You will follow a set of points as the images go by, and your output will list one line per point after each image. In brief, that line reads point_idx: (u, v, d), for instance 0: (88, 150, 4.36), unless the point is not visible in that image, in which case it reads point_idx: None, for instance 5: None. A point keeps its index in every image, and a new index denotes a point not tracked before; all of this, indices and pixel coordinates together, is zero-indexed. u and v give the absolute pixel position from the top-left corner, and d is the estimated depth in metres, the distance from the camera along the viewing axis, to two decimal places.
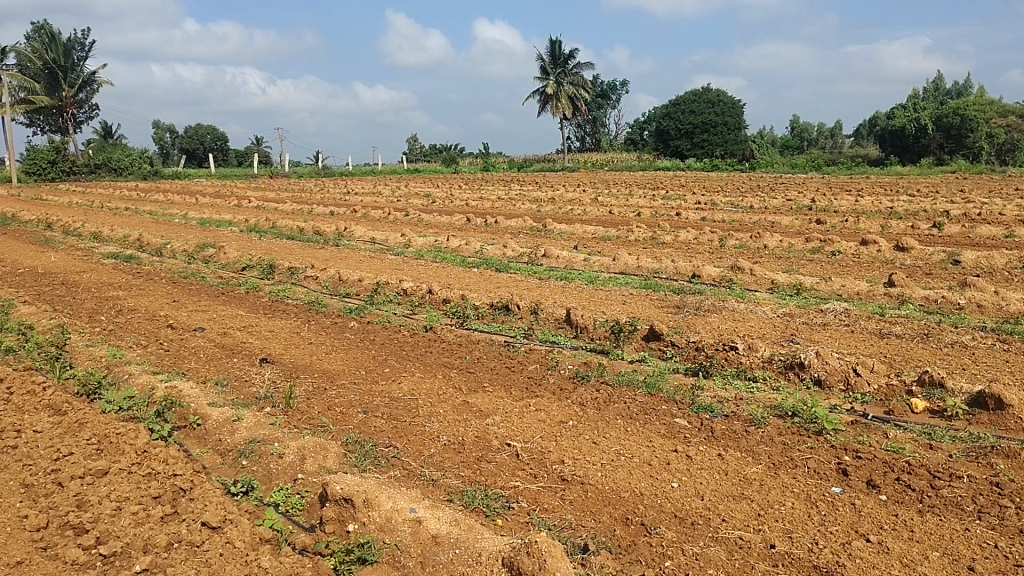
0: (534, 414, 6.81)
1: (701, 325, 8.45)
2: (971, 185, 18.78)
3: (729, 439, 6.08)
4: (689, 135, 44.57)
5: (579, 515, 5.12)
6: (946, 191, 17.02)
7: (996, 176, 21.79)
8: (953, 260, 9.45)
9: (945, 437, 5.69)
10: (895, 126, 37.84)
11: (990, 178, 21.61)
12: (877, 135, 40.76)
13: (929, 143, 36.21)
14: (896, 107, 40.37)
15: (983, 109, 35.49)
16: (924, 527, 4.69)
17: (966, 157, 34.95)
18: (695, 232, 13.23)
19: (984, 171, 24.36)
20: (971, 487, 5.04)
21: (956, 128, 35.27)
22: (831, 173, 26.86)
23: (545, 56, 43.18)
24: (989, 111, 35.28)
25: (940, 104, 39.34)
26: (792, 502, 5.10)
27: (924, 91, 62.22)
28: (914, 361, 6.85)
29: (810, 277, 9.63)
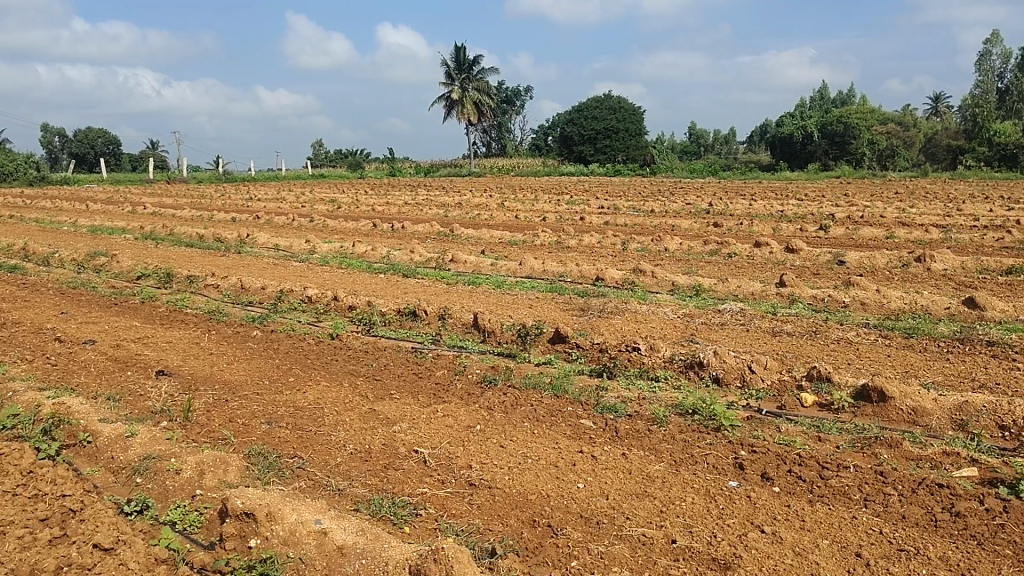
0: (442, 420, 6.78)
1: (605, 327, 8.61)
2: (855, 189, 19.74)
3: (632, 438, 6.21)
4: (592, 141, 45.31)
5: (486, 519, 5.13)
6: (833, 195, 17.88)
7: (876, 180, 22.99)
8: (838, 261, 9.91)
9: (832, 428, 5.94)
10: (784, 134, 39.51)
11: (872, 182, 22.80)
12: (769, 142, 42.40)
13: (816, 149, 37.99)
14: (784, 116, 42.24)
15: (865, 117, 37.42)
16: (813, 516, 4.90)
17: (849, 163, 36.76)
18: (598, 236, 13.47)
19: (865, 176, 25.67)
20: (857, 476, 5.25)
21: (839, 135, 37.00)
22: (726, 177, 27.83)
23: (449, 62, 43.17)
24: (869, 119, 37.21)
25: (826, 113, 41.31)
26: (692, 498, 5.25)
27: (811, 99, 65.21)
28: (803, 358, 7.14)
29: (709, 279, 9.95)
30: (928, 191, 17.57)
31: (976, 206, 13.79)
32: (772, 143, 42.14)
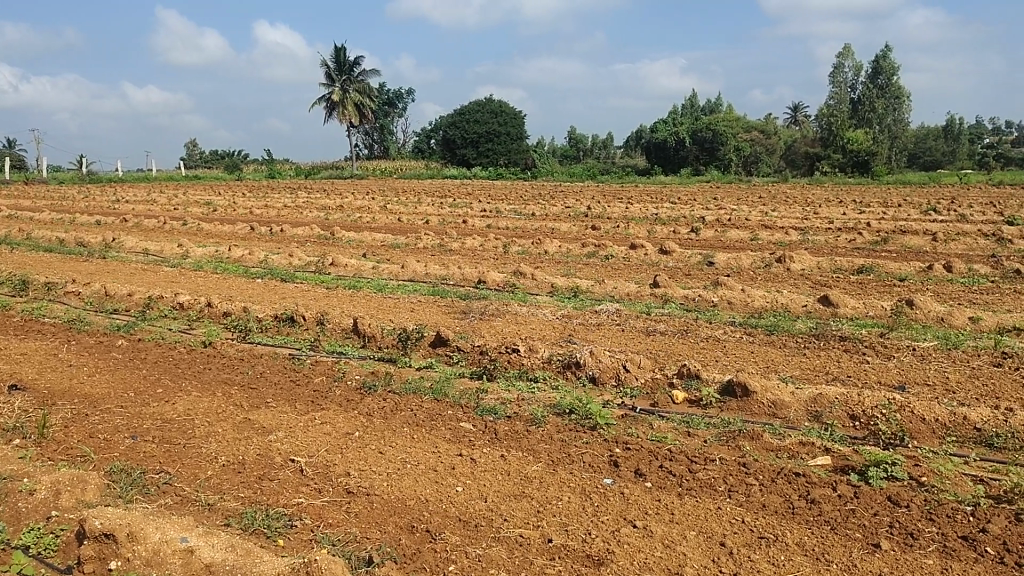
0: (319, 428, 6.61)
1: (485, 330, 8.64)
2: (724, 192, 20.68)
3: (510, 440, 6.24)
4: (475, 144, 45.48)
5: (363, 528, 5.03)
6: (704, 199, 18.64)
7: (742, 185, 24.15)
8: (708, 262, 10.31)
9: (700, 424, 6.15)
10: (658, 139, 40.91)
11: (738, 186, 23.95)
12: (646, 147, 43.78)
13: (688, 155, 39.49)
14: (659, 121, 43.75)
15: (732, 125, 39.23)
16: (682, 509, 5.05)
17: (718, 168, 38.46)
18: (480, 238, 13.51)
19: (733, 180, 26.93)
20: (723, 468, 5.45)
21: (709, 141, 38.64)
22: (604, 181, 28.57)
23: (328, 62, 42.38)
24: (736, 127, 39.05)
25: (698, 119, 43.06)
26: (568, 497, 5.32)
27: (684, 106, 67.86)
28: (674, 357, 7.38)
29: (586, 280, 10.15)
30: (789, 196, 18.60)
31: (832, 210, 14.68)
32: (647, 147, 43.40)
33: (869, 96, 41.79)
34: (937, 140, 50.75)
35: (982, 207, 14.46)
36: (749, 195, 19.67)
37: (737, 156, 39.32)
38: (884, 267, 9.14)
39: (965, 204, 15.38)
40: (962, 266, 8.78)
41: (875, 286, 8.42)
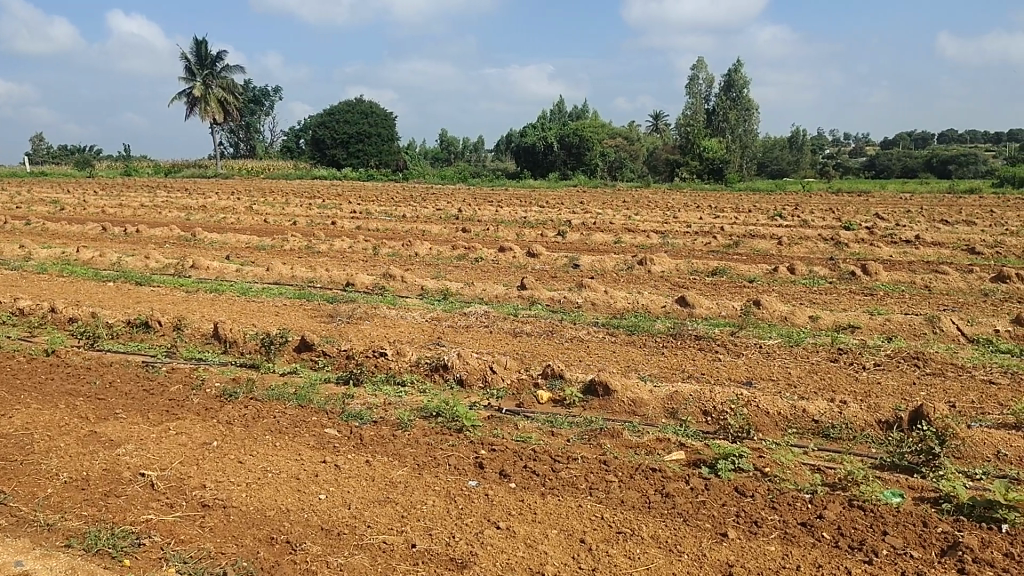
0: (173, 438, 6.27)
1: (352, 333, 8.48)
2: (590, 196, 21.24)
3: (376, 444, 6.14)
4: (345, 145, 44.69)
5: (218, 542, 4.80)
6: (570, 202, 19.07)
7: (607, 189, 24.85)
8: (574, 264, 10.54)
9: (564, 423, 6.25)
10: (527, 143, 41.58)
11: (604, 190, 24.68)
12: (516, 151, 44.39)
13: (556, 160, 40.29)
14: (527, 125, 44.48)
15: (597, 131, 40.38)
16: (545, 508, 5.10)
17: (584, 173, 39.51)
18: (349, 240, 13.26)
19: (598, 185, 27.73)
20: (584, 466, 5.55)
21: (576, 147, 39.64)
22: (475, 184, 28.77)
23: (189, 56, 40.56)
24: (600, 133, 40.21)
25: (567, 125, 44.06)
26: (433, 500, 5.28)
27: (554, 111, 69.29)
28: (540, 357, 7.48)
29: (456, 283, 10.14)
30: (651, 201, 19.30)
31: (689, 215, 15.34)
32: (516, 151, 43.85)
33: (723, 106, 43.95)
34: (785, 150, 54.06)
35: (823, 213, 15.49)
36: (612, 199, 20.25)
37: (603, 161, 40.47)
38: (736, 269, 9.61)
39: (808, 210, 16.43)
40: (804, 268, 9.36)
41: (727, 287, 8.84)
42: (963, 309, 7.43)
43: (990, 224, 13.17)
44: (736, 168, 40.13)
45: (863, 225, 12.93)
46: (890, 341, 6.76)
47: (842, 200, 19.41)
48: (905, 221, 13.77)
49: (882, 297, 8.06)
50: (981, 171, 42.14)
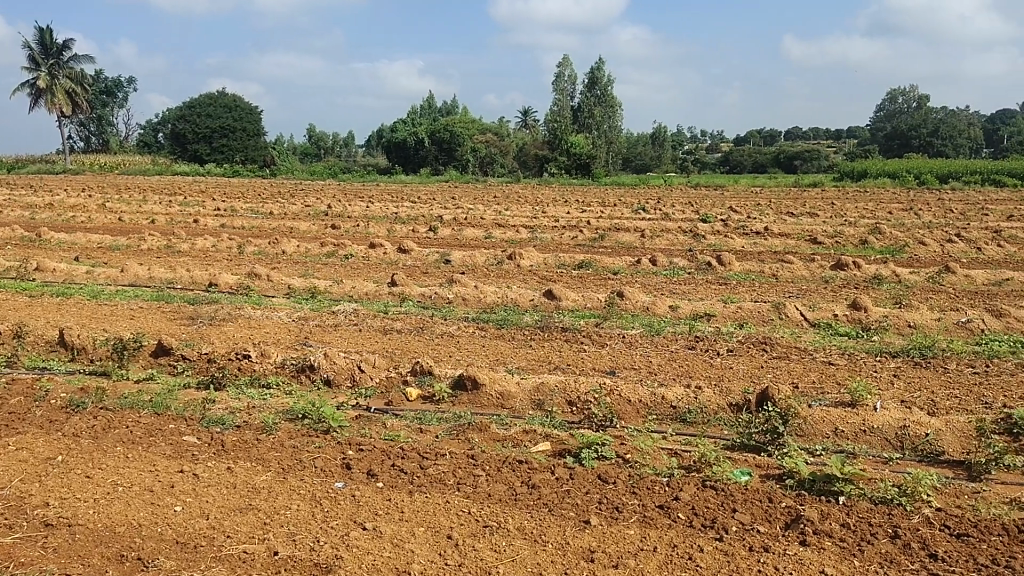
0: (13, 455, 5.80)
1: (214, 336, 8.11)
2: (462, 191, 21.26)
3: (238, 450, 5.89)
4: (208, 140, 42.93)
5: (62, 563, 4.47)
6: (442, 197, 19.02)
7: (477, 185, 24.91)
8: (445, 260, 10.49)
9: (432, 419, 6.19)
10: (397, 138, 41.19)
11: (476, 185, 24.76)
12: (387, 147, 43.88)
13: (427, 155, 40.15)
14: (397, 121, 44.13)
15: (467, 126, 40.47)
16: (412, 506, 5.02)
17: (456, 168, 39.57)
18: (212, 239, 12.70)
19: (470, 180, 27.80)
20: (452, 461, 5.51)
21: (447, 142, 39.65)
22: (345, 179, 28.24)
23: (31, 44, 37.79)
24: (470, 129, 40.33)
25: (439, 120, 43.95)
26: (297, 505, 5.11)
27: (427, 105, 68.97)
28: (410, 354, 7.39)
29: (324, 281, 9.89)
30: (522, 196, 19.52)
31: (557, 209, 15.59)
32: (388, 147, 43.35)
33: (589, 103, 45.01)
34: (652, 146, 55.98)
35: (683, 206, 16.09)
36: (483, 194, 20.34)
37: (474, 157, 40.60)
38: (601, 262, 9.83)
39: (670, 203, 17.06)
40: (665, 260, 9.69)
41: (592, 280, 9.03)
42: (807, 296, 7.88)
43: (831, 215, 14.08)
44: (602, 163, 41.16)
45: (719, 218, 13.51)
46: (742, 327, 7.09)
47: (702, 194, 20.28)
48: (757, 213, 14.49)
49: (735, 286, 8.44)
50: (823, 165, 44.99)
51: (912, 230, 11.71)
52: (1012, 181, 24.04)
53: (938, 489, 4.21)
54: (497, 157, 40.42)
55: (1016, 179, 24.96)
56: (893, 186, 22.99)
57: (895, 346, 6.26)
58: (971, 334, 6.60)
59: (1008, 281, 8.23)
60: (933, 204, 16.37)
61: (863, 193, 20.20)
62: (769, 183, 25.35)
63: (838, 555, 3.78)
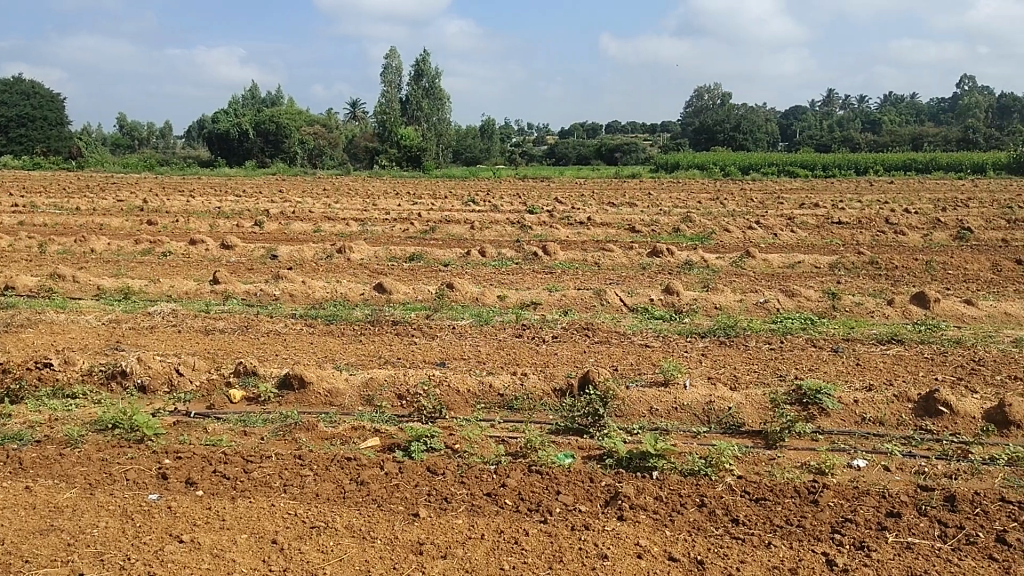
0: None
1: (10, 343, 7.36)
2: (289, 185, 20.62)
3: (38, 468, 5.34)
4: (4, 129, 39.21)
5: None
6: (269, 191, 18.35)
7: (307, 177, 24.25)
8: (271, 255, 10.11)
9: (257, 421, 5.89)
10: (220, 130, 39.24)
11: (304, 178, 24.10)
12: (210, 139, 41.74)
13: (251, 147, 38.61)
14: (220, 112, 42.11)
15: (294, 117, 39.24)
16: (234, 512, 4.65)
17: (284, 161, 38.34)
18: (7, 237, 11.57)
19: (298, 172, 26.99)
20: (278, 463, 5.20)
21: (272, 134, 38.29)
22: (162, 173, 26.63)
23: None
24: (298, 121, 39.14)
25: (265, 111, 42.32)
26: (106, 522, 4.62)
27: (253, 95, 66.18)
28: (233, 354, 7.04)
29: (139, 280, 9.27)
30: (353, 188, 19.19)
31: (388, 201, 15.44)
32: (211, 138, 41.20)
33: (415, 95, 44.65)
34: (485, 139, 56.66)
35: (512, 198, 16.37)
36: (311, 188, 19.77)
37: (302, 149, 39.45)
38: (431, 254, 9.82)
39: (500, 195, 17.33)
40: (495, 250, 9.82)
41: (423, 272, 9.01)
42: (626, 282, 8.23)
43: (649, 205, 14.83)
44: (434, 155, 41.20)
45: (545, 209, 13.86)
46: (566, 314, 7.30)
47: (531, 186, 20.78)
48: (581, 204, 14.99)
49: (560, 274, 8.68)
50: (640, 158, 47.21)
51: (719, 218, 12.51)
52: (803, 172, 26.22)
53: (739, 458, 4.52)
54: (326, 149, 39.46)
55: (810, 170, 27.33)
56: (703, 177, 24.54)
57: (704, 327, 6.67)
58: (768, 313, 7.15)
59: (799, 263, 8.96)
60: (736, 194, 17.56)
61: (677, 184, 21.37)
62: (594, 174, 26.35)
63: (652, 527, 3.96)
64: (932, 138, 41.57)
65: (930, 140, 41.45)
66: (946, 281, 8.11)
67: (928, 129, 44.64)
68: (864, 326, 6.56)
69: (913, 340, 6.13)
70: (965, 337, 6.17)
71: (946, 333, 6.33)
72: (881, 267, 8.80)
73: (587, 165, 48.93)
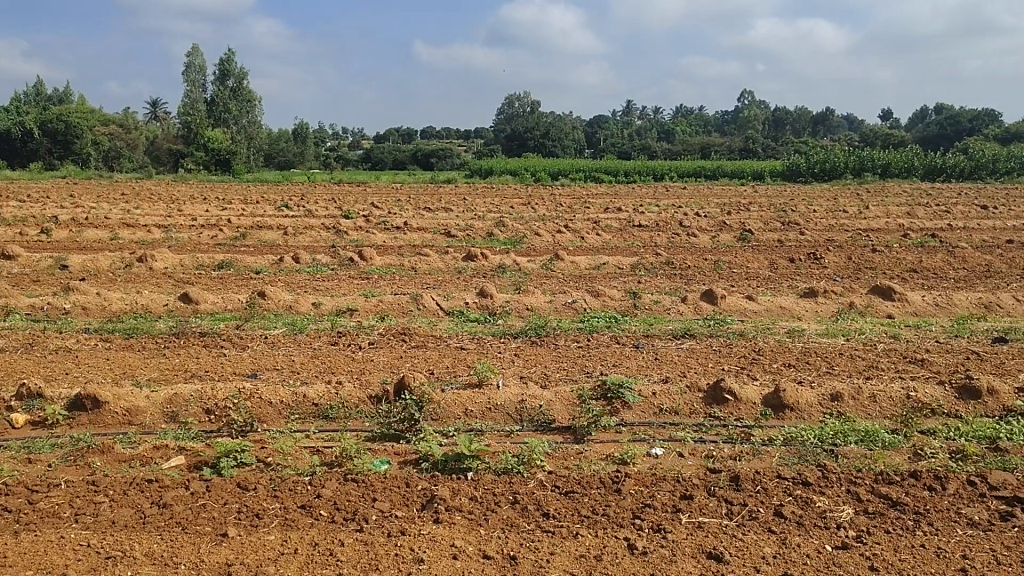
0: None
1: None
2: (80, 189, 19.06)
3: None
4: None
5: None
6: (56, 195, 16.85)
7: (100, 181, 22.52)
8: (61, 265, 9.28)
9: (44, 447, 5.29)
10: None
11: (97, 182, 22.36)
12: None
13: (37, 148, 35.32)
14: None
15: (86, 116, 36.26)
16: (16, 549, 4.12)
17: (75, 162, 35.36)
18: None
19: (89, 175, 24.99)
20: (67, 492, 4.69)
21: (62, 134, 35.27)
22: None
23: None
24: (91, 120, 36.22)
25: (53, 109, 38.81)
26: None
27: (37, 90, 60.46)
28: (15, 375, 6.34)
29: None
30: (155, 192, 18.04)
31: (194, 207, 14.66)
32: None
33: (222, 96, 42.56)
34: (301, 142, 55.13)
35: (327, 203, 16.02)
36: (105, 192, 18.34)
37: (96, 150, 36.52)
38: (242, 261, 9.42)
39: (314, 199, 16.93)
40: (309, 257, 9.58)
41: (233, 281, 8.62)
42: (442, 286, 8.30)
43: (463, 209, 15.05)
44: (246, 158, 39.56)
45: (361, 213, 13.68)
46: (382, 320, 7.25)
47: (345, 190, 20.48)
48: (397, 209, 14.95)
49: (377, 280, 8.61)
50: (457, 163, 47.77)
51: (530, 222, 12.89)
52: (608, 179, 27.53)
53: (549, 454, 4.68)
54: (124, 152, 36.80)
55: (614, 176, 28.83)
56: (516, 182, 25.24)
57: (516, 328, 6.86)
58: (576, 313, 7.47)
59: (604, 265, 9.44)
60: (546, 199, 18.15)
61: (491, 189, 21.80)
62: (410, 179, 26.35)
63: (467, 527, 4.01)
64: (719, 147, 44.98)
65: (717, 149, 44.81)
66: (732, 279, 8.83)
67: (718, 139, 48.29)
68: (661, 322, 7.01)
69: (704, 334, 6.62)
70: (747, 330, 6.75)
71: (731, 326, 6.89)
72: (676, 267, 9.44)
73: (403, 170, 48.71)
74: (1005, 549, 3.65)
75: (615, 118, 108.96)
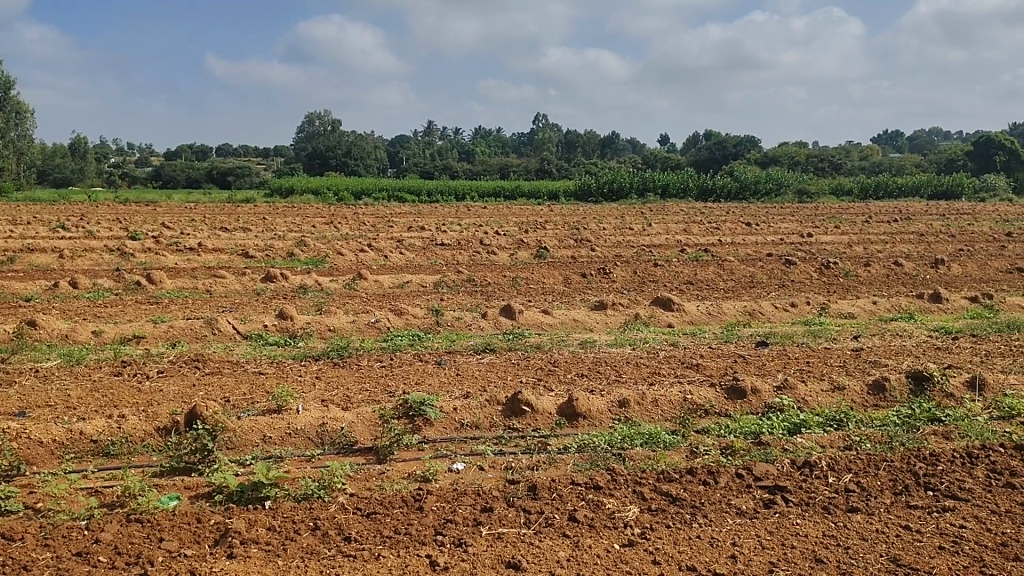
0: None
1: None
2: None
3: None
4: None
5: None
6: None
7: None
8: None
9: None
10: None
11: None
12: None
13: None
14: None
15: None
16: None
17: None
18: None
19: None
20: None
21: None
22: None
23: None
24: None
25: None
26: None
27: None
28: None
29: None
30: None
31: None
32: None
33: None
34: (81, 157, 50.77)
35: (109, 223, 14.85)
36: None
37: None
38: (9, 288, 8.52)
39: (93, 220, 15.66)
40: (88, 282, 8.84)
41: None
42: (239, 309, 7.95)
43: (261, 229, 14.54)
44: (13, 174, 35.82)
45: (149, 235, 12.81)
46: (173, 347, 6.83)
47: (130, 210, 19.09)
48: (188, 229, 14.17)
49: (167, 305, 8.09)
50: (256, 181, 46.03)
51: (332, 242, 12.67)
52: (411, 198, 27.64)
53: (350, 477, 4.60)
54: None
55: (416, 195, 29.00)
56: (316, 201, 24.71)
57: (317, 350, 6.70)
58: (378, 332, 7.41)
59: (407, 283, 9.46)
60: (349, 218, 17.91)
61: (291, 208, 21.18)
62: (204, 198, 25.06)
63: (263, 559, 3.84)
64: (517, 167, 46.50)
65: (515, 170, 46.20)
66: (529, 294, 9.14)
67: (516, 160, 49.90)
68: (462, 339, 7.11)
69: (503, 348, 6.78)
70: (543, 343, 7.01)
71: (529, 340, 7.12)
72: (477, 283, 9.64)
73: (199, 188, 46.21)
74: (768, 533, 4.01)
75: (422, 138, 109.66)
